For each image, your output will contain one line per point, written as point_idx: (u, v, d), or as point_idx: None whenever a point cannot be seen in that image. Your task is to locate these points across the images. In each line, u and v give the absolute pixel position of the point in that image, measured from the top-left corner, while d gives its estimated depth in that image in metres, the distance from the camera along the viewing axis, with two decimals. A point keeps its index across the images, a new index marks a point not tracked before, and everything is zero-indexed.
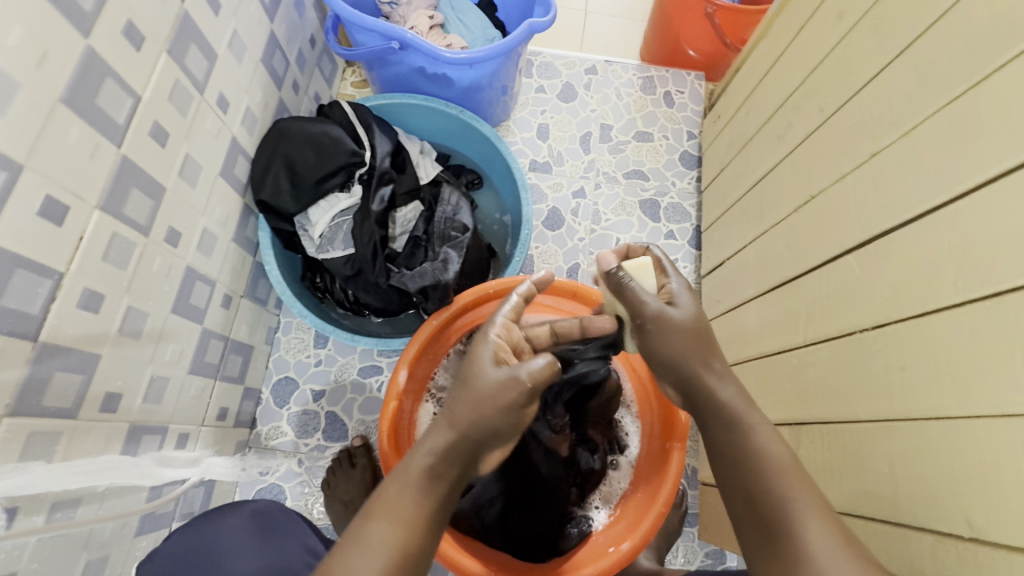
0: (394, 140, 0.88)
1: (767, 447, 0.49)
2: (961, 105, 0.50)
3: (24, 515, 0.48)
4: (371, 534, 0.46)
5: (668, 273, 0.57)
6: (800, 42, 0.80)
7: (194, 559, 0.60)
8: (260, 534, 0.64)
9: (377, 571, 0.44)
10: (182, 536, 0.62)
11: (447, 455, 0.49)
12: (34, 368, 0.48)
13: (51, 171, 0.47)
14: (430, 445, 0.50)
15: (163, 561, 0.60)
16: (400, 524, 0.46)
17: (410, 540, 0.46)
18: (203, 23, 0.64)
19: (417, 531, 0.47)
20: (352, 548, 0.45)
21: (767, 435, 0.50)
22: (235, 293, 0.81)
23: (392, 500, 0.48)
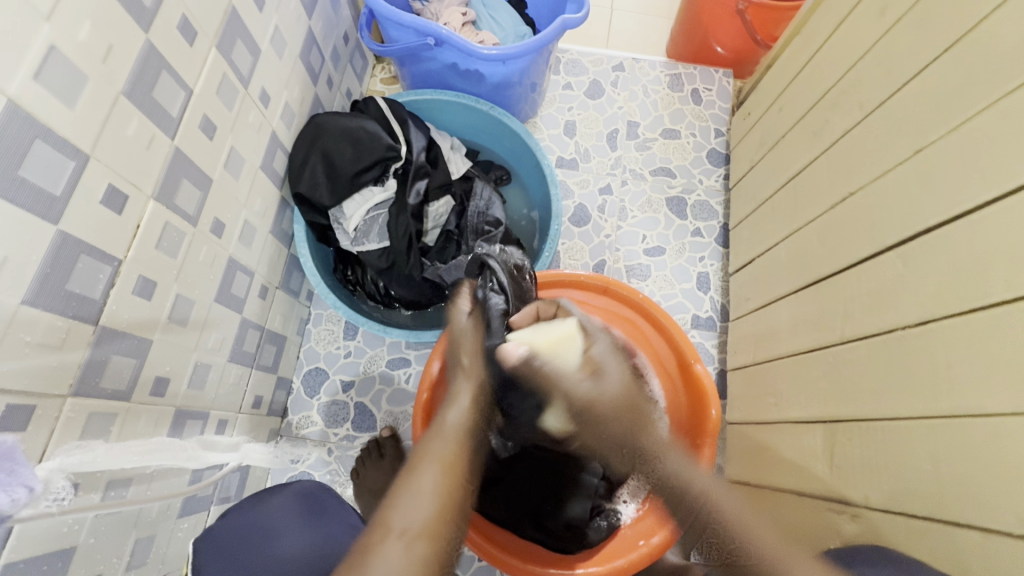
0: (427, 136, 0.89)
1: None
2: (1013, 101, 0.50)
3: (83, 491, 0.50)
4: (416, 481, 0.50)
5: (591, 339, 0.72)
6: (838, 39, 0.79)
7: (248, 536, 0.61)
8: (307, 516, 0.65)
9: (429, 510, 0.48)
10: (234, 518, 0.62)
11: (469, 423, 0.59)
12: (94, 351, 0.50)
13: (113, 161, 0.49)
14: (457, 414, 0.60)
15: (217, 540, 0.60)
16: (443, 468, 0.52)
17: (452, 485, 0.51)
18: (248, 19, 0.66)
19: (459, 481, 0.52)
20: (401, 494, 0.49)
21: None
22: (271, 284, 0.83)
23: (432, 454, 0.53)
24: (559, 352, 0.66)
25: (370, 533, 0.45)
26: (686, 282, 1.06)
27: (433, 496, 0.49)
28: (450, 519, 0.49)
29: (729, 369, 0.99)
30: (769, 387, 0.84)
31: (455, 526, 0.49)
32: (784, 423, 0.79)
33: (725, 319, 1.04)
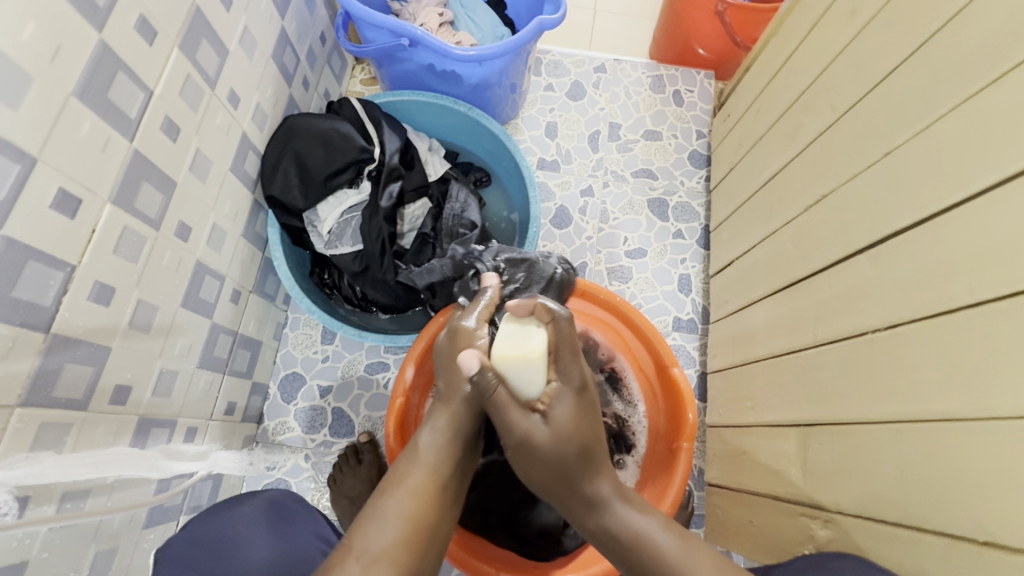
0: (403, 137, 0.88)
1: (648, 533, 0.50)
2: (978, 104, 0.50)
3: (35, 505, 0.49)
4: (390, 503, 0.49)
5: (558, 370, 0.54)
6: (812, 40, 0.79)
7: (210, 546, 0.59)
8: (274, 525, 0.63)
9: (393, 539, 0.46)
10: (197, 526, 0.61)
11: (448, 447, 0.54)
12: (45, 359, 0.48)
13: (63, 164, 0.47)
14: (427, 443, 0.54)
15: (178, 552, 0.59)
16: (414, 495, 0.50)
17: (424, 511, 0.49)
18: (214, 19, 0.64)
19: (432, 507, 0.50)
20: (368, 522, 0.47)
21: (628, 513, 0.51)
22: (244, 289, 0.81)
23: (407, 478, 0.51)
24: (520, 374, 0.53)
25: (335, 558, 0.45)
26: (667, 284, 1.06)
27: (398, 522, 0.47)
28: (417, 551, 0.47)
29: (709, 372, 0.99)
30: (746, 391, 0.84)
31: (425, 559, 0.47)
32: (760, 426, 0.79)
33: (706, 322, 1.04)
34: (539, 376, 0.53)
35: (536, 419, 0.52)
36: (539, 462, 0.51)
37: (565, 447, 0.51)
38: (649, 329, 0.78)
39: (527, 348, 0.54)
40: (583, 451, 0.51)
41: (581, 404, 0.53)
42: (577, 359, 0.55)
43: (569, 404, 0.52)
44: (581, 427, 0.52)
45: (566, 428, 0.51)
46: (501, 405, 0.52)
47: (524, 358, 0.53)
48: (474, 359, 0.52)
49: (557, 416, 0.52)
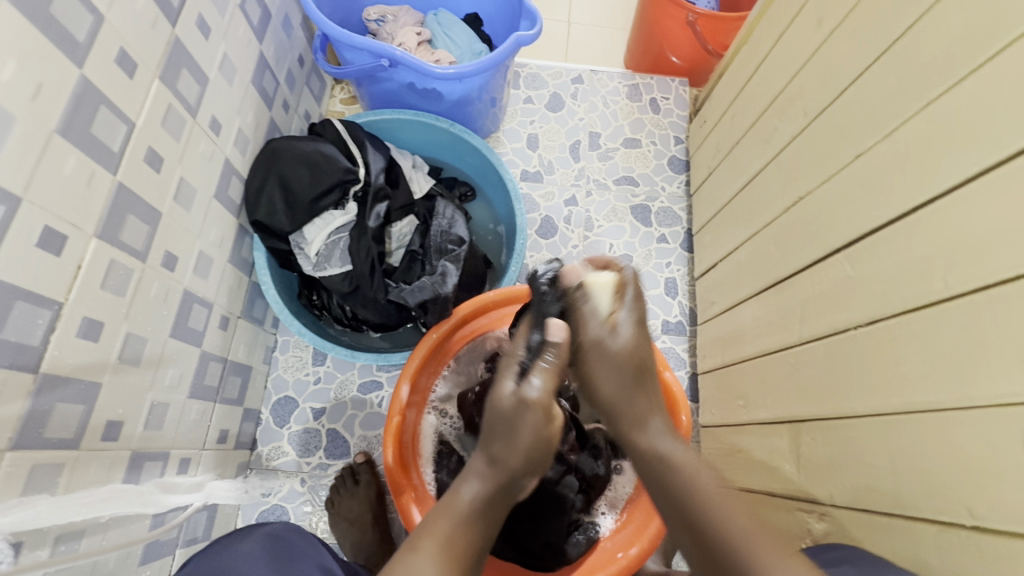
0: (387, 156, 0.88)
1: (671, 456, 0.52)
2: (940, 108, 0.52)
3: (29, 549, 0.48)
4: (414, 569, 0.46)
5: (622, 303, 0.58)
6: (781, 48, 0.82)
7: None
8: (275, 557, 0.62)
9: None
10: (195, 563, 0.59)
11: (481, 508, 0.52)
12: (35, 400, 0.48)
13: (48, 202, 0.47)
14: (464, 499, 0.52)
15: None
16: (440, 553, 0.48)
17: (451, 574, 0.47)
18: (194, 47, 0.64)
19: (458, 571, 0.48)
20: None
21: (673, 444, 0.54)
22: (232, 314, 0.81)
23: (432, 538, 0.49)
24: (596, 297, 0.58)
25: None
26: (654, 288, 1.08)
27: None
28: None
29: (700, 373, 1.00)
30: (737, 390, 0.86)
31: None
32: (753, 424, 0.80)
33: (694, 324, 1.06)
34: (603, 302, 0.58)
35: (607, 334, 0.56)
36: (604, 375, 0.56)
37: (625, 366, 0.56)
38: None
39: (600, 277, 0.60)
40: (640, 370, 0.56)
41: (640, 331, 0.57)
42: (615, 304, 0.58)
43: (631, 328, 0.57)
44: (636, 354, 0.56)
45: (627, 348, 0.56)
46: (581, 317, 0.58)
47: (597, 284, 0.58)
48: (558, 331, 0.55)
49: (619, 337, 0.56)
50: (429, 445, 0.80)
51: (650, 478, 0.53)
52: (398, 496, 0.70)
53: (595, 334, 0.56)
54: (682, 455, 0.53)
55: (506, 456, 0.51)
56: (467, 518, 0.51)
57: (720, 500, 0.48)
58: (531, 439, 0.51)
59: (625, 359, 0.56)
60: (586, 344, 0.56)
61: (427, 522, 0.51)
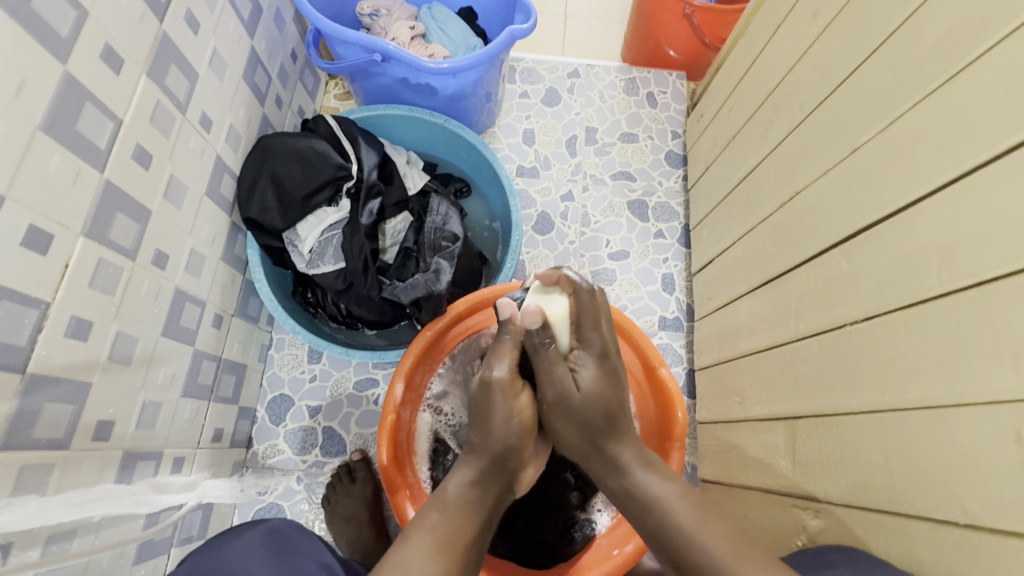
0: (380, 152, 0.88)
1: (656, 495, 0.57)
2: (937, 101, 0.52)
3: (18, 551, 0.47)
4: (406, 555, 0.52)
5: (582, 335, 0.63)
6: (778, 41, 0.81)
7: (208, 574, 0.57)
8: (273, 555, 0.62)
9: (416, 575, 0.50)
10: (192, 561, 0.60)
11: (470, 496, 0.58)
12: (23, 401, 0.47)
13: (33, 200, 0.46)
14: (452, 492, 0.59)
15: None
16: (432, 539, 0.54)
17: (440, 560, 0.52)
18: (183, 43, 0.63)
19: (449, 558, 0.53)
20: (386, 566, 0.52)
21: (653, 479, 0.59)
22: (226, 312, 0.80)
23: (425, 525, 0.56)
24: (557, 328, 0.63)
25: None
26: (651, 284, 1.07)
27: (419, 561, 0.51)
28: None
29: (697, 369, 1.00)
30: (733, 386, 0.86)
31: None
32: (749, 420, 0.80)
33: (691, 320, 1.05)
34: (565, 331, 0.63)
35: (569, 376, 0.62)
36: (566, 428, 0.63)
37: (593, 409, 0.61)
38: (636, 331, 0.78)
39: (556, 307, 0.63)
40: (608, 413, 0.61)
41: (602, 367, 0.63)
42: (593, 325, 0.63)
43: (594, 368, 0.62)
44: (608, 396, 0.62)
45: (594, 391, 0.61)
46: (546, 357, 0.62)
47: (556, 318, 0.62)
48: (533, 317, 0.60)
49: (582, 378, 0.62)
50: (425, 442, 0.80)
51: (643, 524, 0.57)
52: (392, 494, 0.70)
53: (560, 387, 0.61)
54: (660, 489, 0.58)
55: (485, 441, 0.61)
56: (459, 509, 0.57)
57: (700, 528, 0.53)
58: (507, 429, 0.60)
59: (593, 403, 0.61)
60: (550, 401, 0.62)
61: (423, 509, 0.58)
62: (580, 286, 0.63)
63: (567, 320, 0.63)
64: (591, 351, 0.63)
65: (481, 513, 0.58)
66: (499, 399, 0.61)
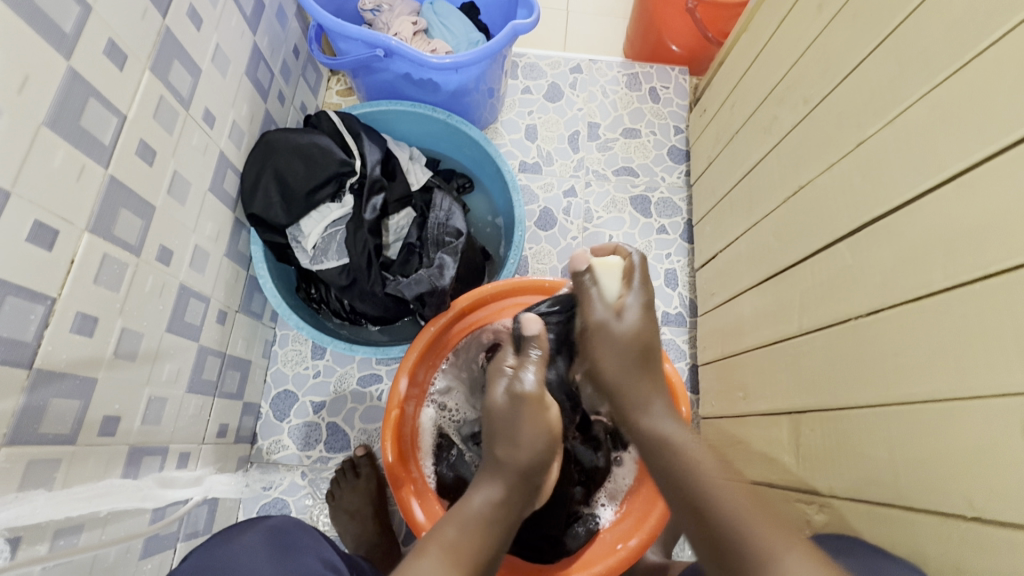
0: (383, 148, 0.88)
1: (674, 438, 0.55)
2: (942, 93, 0.51)
3: (26, 545, 0.48)
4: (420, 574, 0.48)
5: (632, 286, 0.63)
6: (782, 34, 0.80)
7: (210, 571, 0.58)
8: (275, 550, 0.62)
9: None
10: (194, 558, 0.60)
11: (492, 515, 0.54)
12: (29, 396, 0.47)
13: (37, 196, 0.46)
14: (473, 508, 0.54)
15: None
16: (447, 559, 0.50)
17: None
18: (186, 38, 0.63)
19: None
20: None
21: (675, 430, 0.57)
22: (230, 308, 0.80)
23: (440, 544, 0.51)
24: (602, 275, 0.65)
25: None
26: (653, 280, 1.07)
27: None
28: None
29: (700, 364, 1.00)
30: (737, 381, 0.86)
31: None
32: (753, 415, 0.80)
33: (694, 315, 1.05)
34: (612, 281, 0.65)
35: (613, 314, 0.62)
36: (606, 355, 0.61)
37: (628, 348, 0.60)
38: None
39: (609, 260, 0.67)
40: (644, 353, 0.60)
41: (649, 315, 0.61)
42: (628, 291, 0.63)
43: (640, 313, 0.61)
44: (647, 341, 0.60)
45: (631, 330, 0.60)
46: (589, 297, 0.65)
47: (606, 267, 0.66)
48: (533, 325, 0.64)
49: (626, 317, 0.61)
50: (429, 438, 0.80)
51: (658, 470, 0.54)
52: (397, 490, 0.70)
53: (602, 315, 0.62)
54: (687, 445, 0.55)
55: (513, 456, 0.55)
56: (476, 526, 0.53)
57: (720, 483, 0.49)
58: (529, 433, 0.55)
59: (632, 341, 0.60)
60: (592, 322, 0.62)
61: (433, 529, 0.54)
62: (633, 251, 0.68)
63: (619, 271, 0.66)
64: (641, 295, 0.62)
65: (501, 532, 0.53)
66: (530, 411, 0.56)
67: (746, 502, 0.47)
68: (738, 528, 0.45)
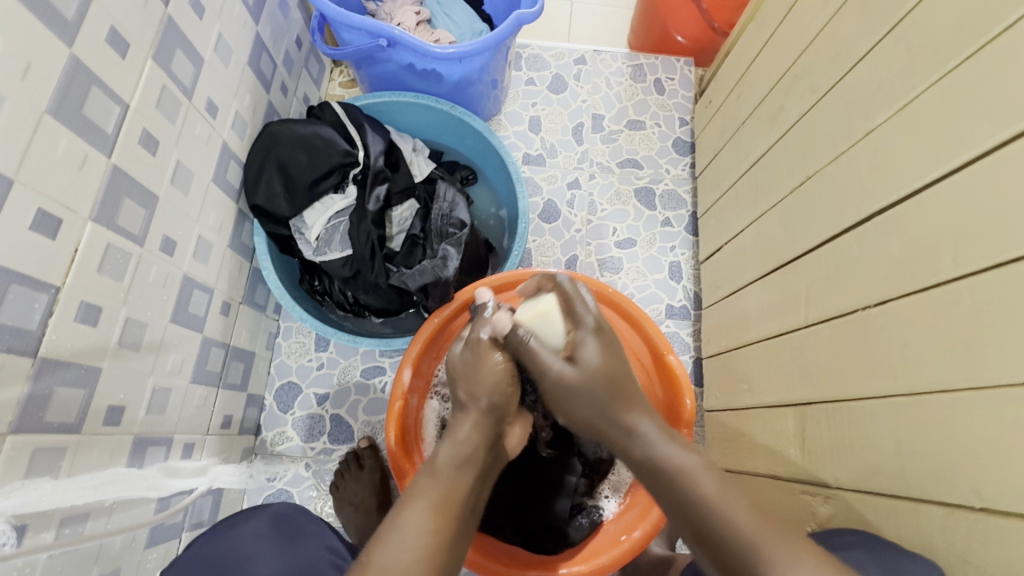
0: (386, 139, 0.87)
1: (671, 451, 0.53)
2: (954, 80, 0.50)
3: (33, 533, 0.48)
4: (405, 521, 0.47)
5: (577, 316, 0.62)
6: (790, 23, 0.79)
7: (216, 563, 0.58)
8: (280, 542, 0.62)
9: (414, 554, 0.45)
10: (202, 542, 0.61)
11: (468, 455, 0.55)
12: (34, 385, 0.47)
13: (41, 184, 0.46)
14: (450, 453, 0.55)
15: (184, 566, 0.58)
16: (432, 509, 0.49)
17: (442, 526, 0.48)
18: (188, 27, 0.63)
19: (450, 522, 0.48)
20: (384, 538, 0.46)
21: (667, 437, 0.54)
22: (233, 300, 0.80)
23: (423, 495, 0.50)
24: (538, 326, 0.63)
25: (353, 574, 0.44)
26: (658, 272, 1.07)
27: (419, 536, 0.46)
28: (438, 558, 0.46)
29: (704, 358, 1.00)
30: (742, 374, 0.85)
31: (452, 554, 0.48)
32: (757, 408, 0.80)
33: (698, 308, 1.05)
34: (556, 326, 0.63)
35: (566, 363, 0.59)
36: (578, 403, 0.57)
37: (595, 388, 0.57)
38: (643, 317, 0.78)
39: (539, 306, 0.64)
40: (614, 386, 0.57)
41: (603, 344, 0.60)
42: (573, 320, 0.62)
43: (595, 344, 0.59)
44: (614, 368, 0.58)
45: (597, 366, 0.57)
46: (533, 350, 0.61)
47: (535, 316, 0.63)
48: (505, 319, 0.64)
49: (584, 358, 0.58)
50: (432, 430, 0.78)
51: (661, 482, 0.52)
52: (400, 480, 0.70)
53: (556, 367, 0.58)
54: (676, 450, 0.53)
55: (473, 393, 0.60)
56: (452, 472, 0.53)
57: (726, 506, 0.47)
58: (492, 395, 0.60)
59: (592, 381, 0.57)
60: (549, 380, 0.59)
61: (415, 481, 0.53)
62: (559, 280, 0.68)
63: (556, 311, 0.64)
64: (588, 321, 0.62)
65: (477, 476, 0.54)
66: (473, 353, 0.63)
67: (748, 519, 0.46)
68: (744, 547, 0.44)
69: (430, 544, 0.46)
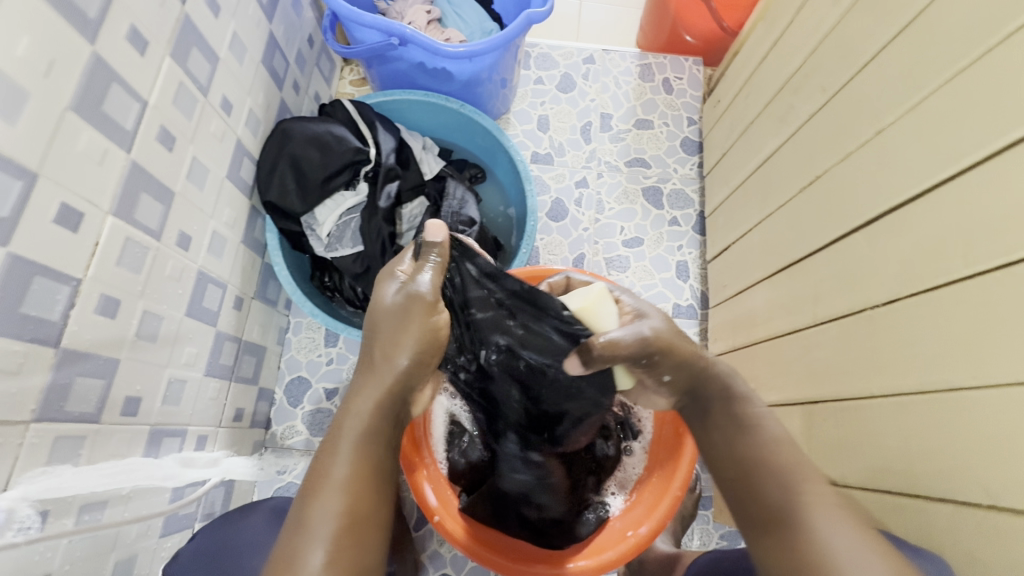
0: (397, 137, 0.88)
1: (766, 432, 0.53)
2: (965, 80, 0.50)
3: (54, 518, 0.49)
4: (318, 507, 0.47)
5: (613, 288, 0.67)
6: (799, 23, 0.80)
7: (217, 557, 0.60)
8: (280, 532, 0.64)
9: (328, 536, 0.46)
10: (207, 535, 0.62)
11: (373, 426, 0.52)
12: (56, 374, 0.49)
13: (64, 178, 0.47)
14: (359, 412, 0.53)
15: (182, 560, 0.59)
16: (340, 490, 0.48)
17: (352, 505, 0.48)
18: (204, 25, 0.64)
19: (362, 500, 0.49)
20: (298, 529, 0.46)
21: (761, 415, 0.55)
22: (246, 295, 0.82)
23: (331, 474, 0.49)
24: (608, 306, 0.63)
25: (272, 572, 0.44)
26: (665, 271, 1.07)
27: (331, 522, 0.46)
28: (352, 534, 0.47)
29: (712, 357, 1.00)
30: (749, 373, 0.86)
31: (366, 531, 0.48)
32: None
33: (705, 307, 1.05)
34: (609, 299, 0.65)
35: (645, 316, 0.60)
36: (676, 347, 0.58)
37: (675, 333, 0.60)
38: None
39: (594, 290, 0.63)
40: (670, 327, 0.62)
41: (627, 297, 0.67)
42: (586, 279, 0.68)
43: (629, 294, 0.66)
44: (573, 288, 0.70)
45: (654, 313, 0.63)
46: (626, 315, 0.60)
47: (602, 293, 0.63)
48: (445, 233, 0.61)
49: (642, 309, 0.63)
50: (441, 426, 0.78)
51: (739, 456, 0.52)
52: (409, 474, 0.69)
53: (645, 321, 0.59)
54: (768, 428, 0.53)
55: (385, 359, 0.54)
56: (361, 447, 0.51)
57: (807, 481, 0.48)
58: (411, 361, 0.55)
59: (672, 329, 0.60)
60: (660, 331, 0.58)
61: (318, 460, 0.51)
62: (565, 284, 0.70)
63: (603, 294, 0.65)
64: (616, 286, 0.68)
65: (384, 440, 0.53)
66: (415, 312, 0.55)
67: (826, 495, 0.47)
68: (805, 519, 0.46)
69: (334, 523, 0.46)
